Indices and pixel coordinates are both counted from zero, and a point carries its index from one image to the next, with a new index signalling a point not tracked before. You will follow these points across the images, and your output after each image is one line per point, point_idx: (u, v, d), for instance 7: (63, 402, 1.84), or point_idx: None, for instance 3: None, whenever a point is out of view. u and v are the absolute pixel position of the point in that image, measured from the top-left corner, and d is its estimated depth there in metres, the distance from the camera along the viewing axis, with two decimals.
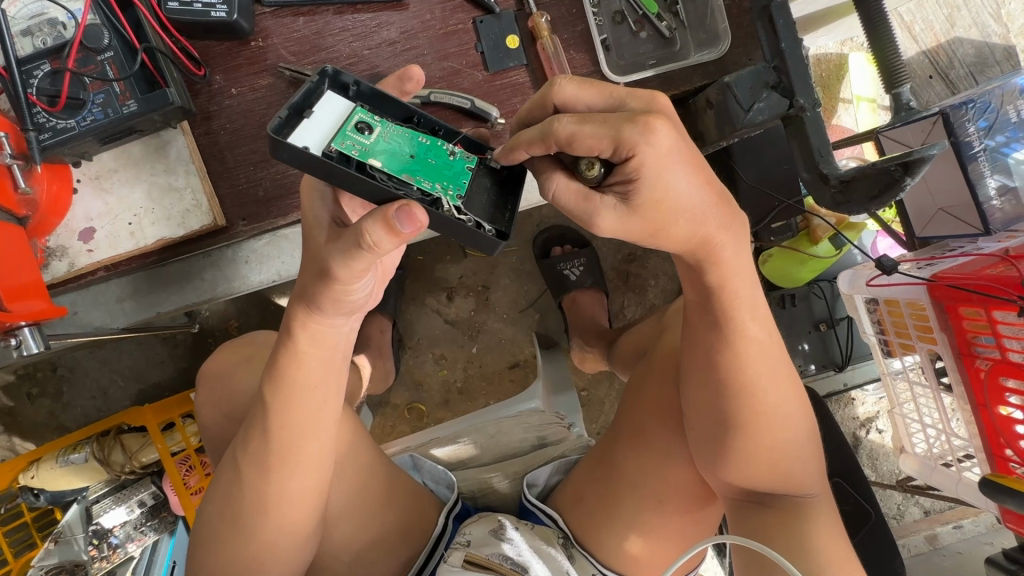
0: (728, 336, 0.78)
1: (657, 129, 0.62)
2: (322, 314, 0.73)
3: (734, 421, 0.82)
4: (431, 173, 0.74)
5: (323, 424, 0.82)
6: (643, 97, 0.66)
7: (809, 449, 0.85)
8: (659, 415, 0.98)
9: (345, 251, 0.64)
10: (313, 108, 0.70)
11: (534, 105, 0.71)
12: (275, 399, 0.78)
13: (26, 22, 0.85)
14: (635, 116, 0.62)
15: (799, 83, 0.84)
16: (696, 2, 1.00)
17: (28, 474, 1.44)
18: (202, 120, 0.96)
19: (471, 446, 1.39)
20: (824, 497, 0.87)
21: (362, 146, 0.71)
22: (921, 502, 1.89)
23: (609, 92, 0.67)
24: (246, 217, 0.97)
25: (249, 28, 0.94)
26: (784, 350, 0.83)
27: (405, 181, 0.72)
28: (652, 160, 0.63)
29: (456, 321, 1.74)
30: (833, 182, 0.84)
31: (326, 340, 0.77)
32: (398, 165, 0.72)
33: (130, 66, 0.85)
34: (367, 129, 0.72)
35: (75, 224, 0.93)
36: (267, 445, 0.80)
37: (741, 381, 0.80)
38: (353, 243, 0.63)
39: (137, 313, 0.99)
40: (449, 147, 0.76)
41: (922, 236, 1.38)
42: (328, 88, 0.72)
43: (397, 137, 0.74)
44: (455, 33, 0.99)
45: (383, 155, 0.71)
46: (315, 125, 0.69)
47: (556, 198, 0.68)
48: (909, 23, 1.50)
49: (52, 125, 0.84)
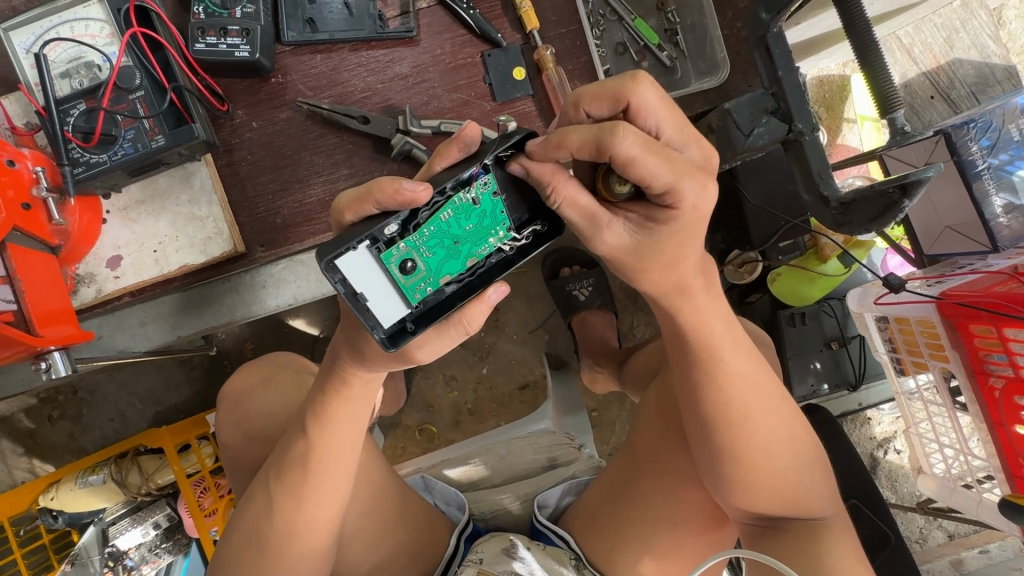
0: (709, 373, 0.79)
1: (708, 192, 0.66)
2: (367, 364, 0.76)
3: (728, 455, 0.82)
4: (477, 237, 0.76)
5: (352, 451, 0.83)
6: (703, 150, 0.70)
7: (814, 474, 0.85)
8: (664, 440, 1.00)
9: (444, 340, 0.74)
10: (357, 289, 0.71)
11: (605, 94, 0.66)
12: (312, 422, 0.81)
13: (65, 65, 0.91)
14: (696, 173, 0.64)
15: (798, 108, 0.87)
16: (695, 34, 1.05)
17: (48, 495, 1.48)
18: (224, 152, 1.01)
19: (482, 466, 1.42)
20: (839, 518, 0.87)
21: (422, 279, 0.75)
22: (945, 526, 1.84)
23: (685, 125, 0.69)
24: (266, 243, 1.01)
25: (270, 66, 0.99)
26: (767, 380, 0.83)
27: (471, 264, 0.77)
28: (687, 218, 0.67)
29: (467, 343, 1.76)
30: (834, 204, 0.84)
31: (371, 380, 0.80)
32: (456, 261, 0.77)
33: (160, 104, 0.91)
34: (410, 263, 0.74)
35: (103, 253, 0.97)
36: (300, 471, 0.82)
37: (730, 416, 0.80)
38: (459, 332, 0.74)
39: (159, 337, 1.03)
40: (468, 197, 0.74)
41: (930, 253, 1.39)
42: (336, 261, 0.70)
43: (427, 240, 0.74)
44: (465, 66, 1.04)
45: (442, 268, 0.76)
46: (381, 301, 0.73)
47: (561, 209, 0.69)
48: (907, 46, 1.55)
49: (86, 160, 0.89)
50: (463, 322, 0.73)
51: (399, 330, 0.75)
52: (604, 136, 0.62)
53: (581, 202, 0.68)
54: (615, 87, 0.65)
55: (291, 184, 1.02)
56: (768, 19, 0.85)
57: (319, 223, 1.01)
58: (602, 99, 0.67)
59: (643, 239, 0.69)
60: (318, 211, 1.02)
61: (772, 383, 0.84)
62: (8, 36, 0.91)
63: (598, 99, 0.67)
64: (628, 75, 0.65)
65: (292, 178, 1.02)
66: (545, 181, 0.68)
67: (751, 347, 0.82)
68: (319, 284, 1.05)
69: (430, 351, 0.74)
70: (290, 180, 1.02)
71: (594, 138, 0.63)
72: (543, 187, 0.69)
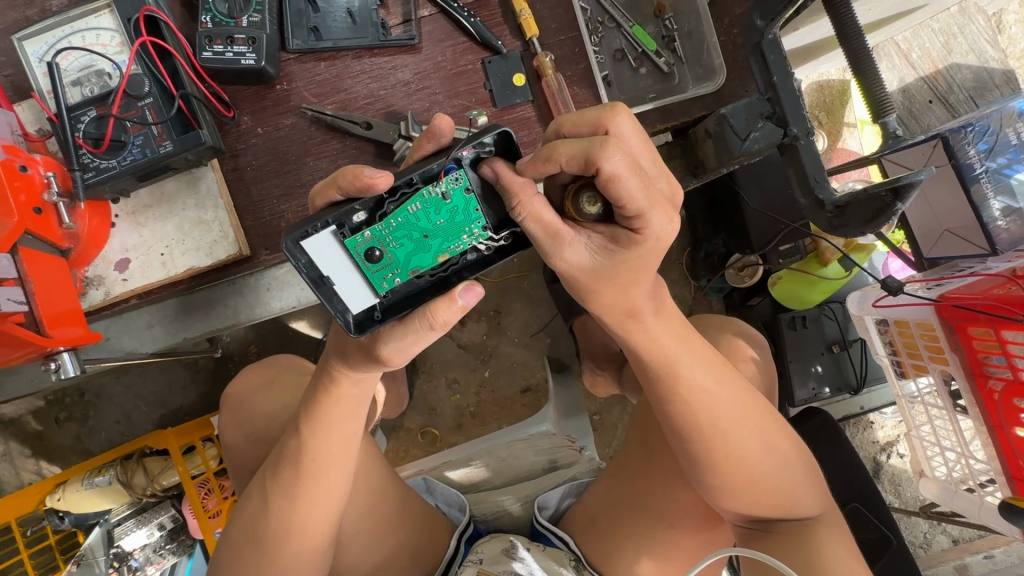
0: (672, 388, 0.80)
1: (671, 225, 0.69)
2: (350, 364, 0.77)
3: (701, 462, 0.84)
4: (448, 233, 0.75)
5: (348, 451, 0.85)
6: (670, 184, 0.73)
7: (798, 475, 0.86)
8: (657, 443, 1.02)
9: (409, 332, 0.71)
10: (323, 273, 0.73)
11: (586, 121, 0.69)
12: (306, 423, 0.82)
13: (77, 73, 0.94)
14: (664, 204, 0.67)
15: (793, 113, 0.88)
16: (692, 40, 1.07)
17: (55, 496, 1.50)
18: (230, 157, 1.03)
19: (483, 468, 1.43)
20: (828, 515, 0.89)
21: (389, 270, 0.75)
22: (949, 530, 1.84)
23: (655, 158, 0.72)
24: (270, 246, 1.03)
25: (275, 73, 1.02)
26: (734, 389, 0.83)
27: (442, 260, 0.77)
28: (649, 247, 0.69)
29: (469, 346, 1.77)
30: (829, 207, 0.85)
31: (360, 380, 0.80)
32: (426, 255, 0.76)
33: (168, 111, 0.93)
34: (377, 253, 0.74)
35: (112, 256, 0.99)
36: (295, 469, 0.83)
37: (700, 427, 0.82)
38: (424, 327, 0.70)
39: (165, 338, 1.05)
40: (438, 191, 0.73)
41: (929, 257, 1.39)
42: (302, 244, 0.71)
43: (395, 232, 0.74)
44: (466, 73, 1.05)
45: (410, 260, 0.76)
46: (347, 287, 0.74)
47: (524, 222, 0.67)
48: (906, 51, 1.57)
49: (96, 165, 0.91)
50: (426, 318, 0.69)
51: (366, 317, 0.76)
52: (594, 149, 0.62)
53: (546, 219, 0.67)
54: (594, 115, 0.68)
55: (295, 189, 1.04)
56: (762, 26, 0.86)
57: None
58: (581, 126, 0.70)
59: (602, 262, 0.70)
60: None
61: (741, 391, 0.84)
62: (22, 46, 0.93)
63: (577, 126, 0.70)
64: (609, 105, 0.68)
65: (297, 183, 1.04)
66: (512, 192, 0.67)
67: (714, 358, 0.83)
68: None
69: (396, 350, 0.72)
70: (294, 185, 1.04)
71: (582, 152, 0.63)
72: (509, 197, 0.67)
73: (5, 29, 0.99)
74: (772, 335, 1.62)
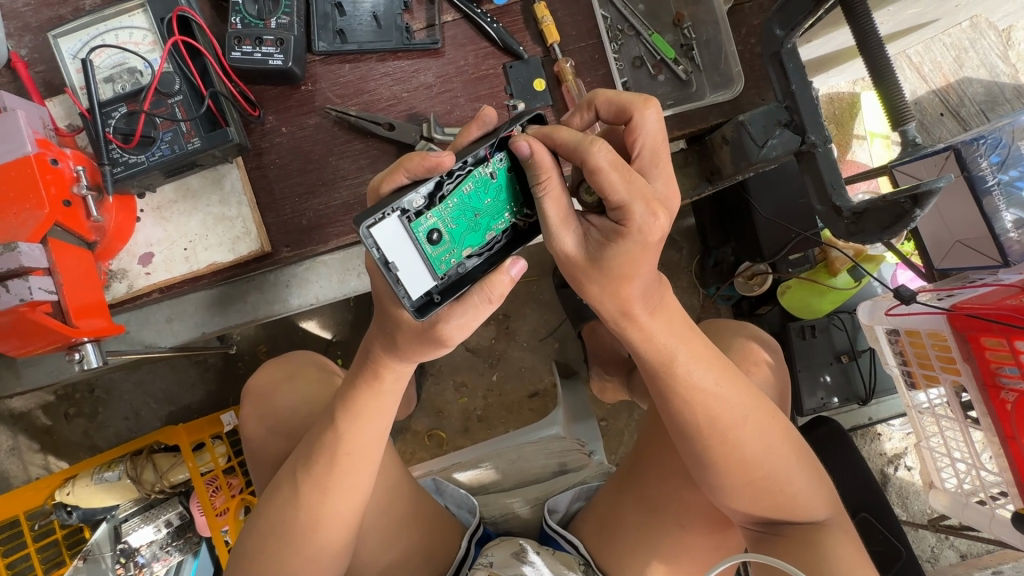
0: (678, 387, 0.81)
1: (658, 221, 0.68)
2: (399, 353, 0.77)
3: (707, 462, 0.85)
4: (495, 210, 0.78)
5: (377, 444, 0.86)
6: (668, 186, 0.75)
7: (806, 476, 0.87)
8: (665, 442, 1.03)
9: (468, 307, 0.71)
10: (387, 258, 0.71)
11: (619, 100, 0.74)
12: (341, 415, 0.83)
13: (109, 70, 0.96)
14: (648, 198, 0.67)
15: (810, 120, 0.88)
16: (710, 49, 1.09)
17: (64, 490, 1.50)
18: (254, 155, 1.05)
19: (492, 471, 1.44)
20: (836, 519, 0.90)
21: (447, 250, 0.76)
22: (957, 545, 1.82)
23: (658, 151, 0.75)
24: (290, 244, 1.04)
25: (301, 74, 1.04)
26: (740, 389, 0.84)
27: (490, 237, 0.79)
28: (633, 241, 0.68)
29: (477, 349, 1.78)
30: (846, 213, 0.86)
31: (402, 374, 0.82)
32: (476, 234, 0.78)
33: (197, 108, 0.95)
34: (436, 234, 0.74)
35: (136, 249, 1.01)
36: (327, 459, 0.84)
37: (705, 427, 0.82)
38: (483, 299, 0.71)
39: (184, 333, 1.07)
40: (486, 171, 0.76)
41: (940, 267, 1.42)
42: (367, 227, 0.70)
43: (451, 212, 0.75)
44: (487, 77, 1.07)
45: (464, 240, 0.77)
46: (410, 271, 0.73)
47: (543, 201, 0.70)
48: (917, 63, 1.59)
49: (125, 160, 0.93)
50: (485, 295, 0.71)
51: (426, 301, 0.75)
52: (582, 146, 0.66)
53: (563, 202, 0.70)
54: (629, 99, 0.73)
55: (318, 187, 1.05)
56: (782, 36, 0.87)
57: (343, 225, 1.04)
58: (615, 103, 0.75)
59: (593, 255, 0.70)
60: (343, 214, 1.05)
61: (746, 390, 0.84)
62: (57, 43, 0.96)
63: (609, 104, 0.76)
64: (643, 96, 0.73)
65: (319, 182, 1.05)
66: (539, 169, 0.68)
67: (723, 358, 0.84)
68: (339, 286, 1.11)
69: (457, 326, 0.72)
70: (316, 184, 1.05)
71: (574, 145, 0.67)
72: (534, 173, 0.68)
73: (39, 27, 1.02)
74: (781, 343, 1.62)
